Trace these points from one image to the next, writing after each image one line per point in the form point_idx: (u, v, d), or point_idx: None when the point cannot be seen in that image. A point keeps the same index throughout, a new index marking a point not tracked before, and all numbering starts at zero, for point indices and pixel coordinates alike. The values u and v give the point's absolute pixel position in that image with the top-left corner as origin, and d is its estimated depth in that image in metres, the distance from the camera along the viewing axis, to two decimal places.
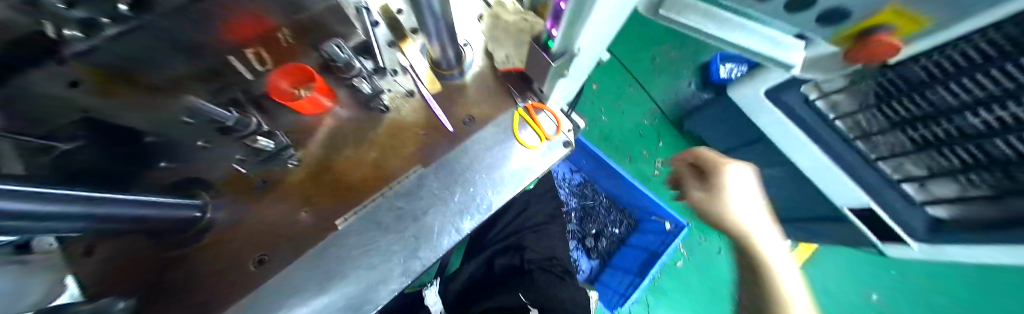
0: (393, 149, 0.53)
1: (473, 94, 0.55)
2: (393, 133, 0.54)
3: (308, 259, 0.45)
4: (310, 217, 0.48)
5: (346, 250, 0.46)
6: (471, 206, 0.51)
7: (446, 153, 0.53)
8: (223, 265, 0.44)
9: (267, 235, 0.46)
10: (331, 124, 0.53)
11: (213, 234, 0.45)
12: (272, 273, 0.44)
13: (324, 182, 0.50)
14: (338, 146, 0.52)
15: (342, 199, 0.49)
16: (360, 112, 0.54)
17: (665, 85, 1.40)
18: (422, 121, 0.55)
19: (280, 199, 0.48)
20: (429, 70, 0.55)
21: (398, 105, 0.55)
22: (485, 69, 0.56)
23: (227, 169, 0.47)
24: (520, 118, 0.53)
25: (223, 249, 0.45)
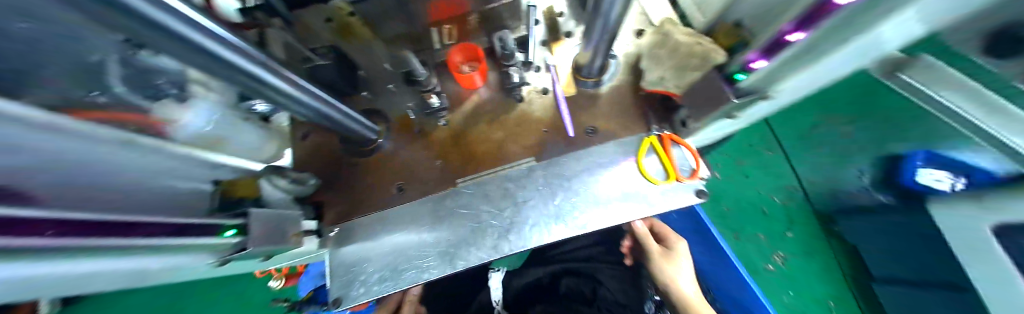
0: (517, 135, 0.58)
1: (604, 107, 0.56)
2: (520, 123, 0.59)
3: (430, 200, 0.55)
4: (438, 172, 0.58)
5: (456, 205, 0.54)
6: (571, 212, 0.50)
7: (559, 155, 0.55)
8: (375, 182, 0.57)
9: (406, 172, 0.58)
10: (476, 99, 0.62)
11: (376, 156, 0.59)
12: (405, 201, 0.55)
13: (457, 145, 0.59)
14: (475, 118, 0.60)
15: (465, 164, 0.58)
16: (500, 94, 0.61)
17: (824, 163, 1.13)
18: (548, 119, 0.58)
19: (423, 148, 0.59)
20: (569, 75, 0.58)
21: (532, 98, 0.60)
22: (623, 84, 0.56)
23: (400, 112, 0.62)
24: (650, 145, 0.50)
25: (379, 170, 0.58)
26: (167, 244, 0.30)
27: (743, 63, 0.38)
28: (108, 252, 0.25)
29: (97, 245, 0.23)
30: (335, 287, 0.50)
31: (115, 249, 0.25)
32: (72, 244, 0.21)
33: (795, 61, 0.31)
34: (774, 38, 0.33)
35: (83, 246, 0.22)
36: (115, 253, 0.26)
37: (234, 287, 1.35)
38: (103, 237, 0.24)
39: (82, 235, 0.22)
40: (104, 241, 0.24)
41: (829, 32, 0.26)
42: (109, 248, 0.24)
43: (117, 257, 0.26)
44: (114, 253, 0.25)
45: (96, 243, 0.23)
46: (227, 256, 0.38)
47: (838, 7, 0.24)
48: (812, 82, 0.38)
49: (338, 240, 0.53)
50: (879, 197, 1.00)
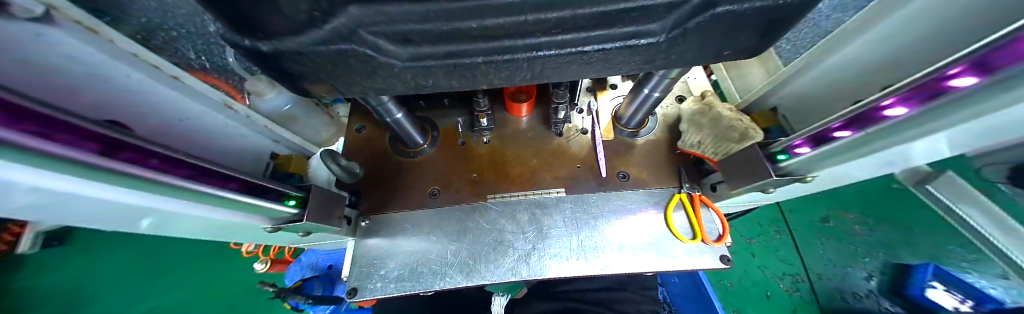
0: (551, 166, 0.61)
1: (638, 157, 0.60)
2: (557, 155, 0.62)
3: (460, 210, 0.57)
4: (471, 184, 0.60)
5: (482, 220, 0.56)
6: (593, 250, 0.51)
7: (589, 192, 0.57)
8: (413, 182, 0.61)
9: (442, 179, 0.61)
10: (521, 126, 0.67)
11: (418, 158, 0.63)
12: (436, 206, 0.58)
13: (494, 163, 0.63)
14: (514, 142, 0.65)
15: (498, 182, 0.60)
16: (543, 127, 0.66)
17: (831, 262, 1.12)
18: (583, 156, 0.62)
19: (463, 160, 0.63)
20: (609, 122, 0.63)
21: (570, 135, 0.64)
22: (660, 140, 0.61)
23: (449, 124, 0.67)
24: (680, 201, 0.54)
25: (418, 171, 0.62)
26: (225, 197, 0.32)
27: (784, 144, 0.41)
28: (168, 188, 0.26)
29: (158, 181, 0.25)
30: (352, 278, 0.52)
31: (171, 187, 0.27)
32: (129, 172, 0.23)
33: (841, 155, 0.34)
34: (817, 131, 0.36)
35: (142, 178, 0.24)
36: (173, 192, 0.27)
37: (224, 265, 1.34)
38: (175, 175, 0.27)
39: (157, 168, 0.25)
40: (169, 180, 0.26)
41: (884, 134, 0.29)
42: (166, 183, 0.26)
43: (168, 194, 0.27)
44: (172, 191, 0.27)
45: (162, 179, 0.25)
46: (280, 224, 0.41)
47: (890, 117, 0.28)
48: (841, 177, 0.42)
49: (368, 229, 0.56)
50: (884, 303, 1.01)
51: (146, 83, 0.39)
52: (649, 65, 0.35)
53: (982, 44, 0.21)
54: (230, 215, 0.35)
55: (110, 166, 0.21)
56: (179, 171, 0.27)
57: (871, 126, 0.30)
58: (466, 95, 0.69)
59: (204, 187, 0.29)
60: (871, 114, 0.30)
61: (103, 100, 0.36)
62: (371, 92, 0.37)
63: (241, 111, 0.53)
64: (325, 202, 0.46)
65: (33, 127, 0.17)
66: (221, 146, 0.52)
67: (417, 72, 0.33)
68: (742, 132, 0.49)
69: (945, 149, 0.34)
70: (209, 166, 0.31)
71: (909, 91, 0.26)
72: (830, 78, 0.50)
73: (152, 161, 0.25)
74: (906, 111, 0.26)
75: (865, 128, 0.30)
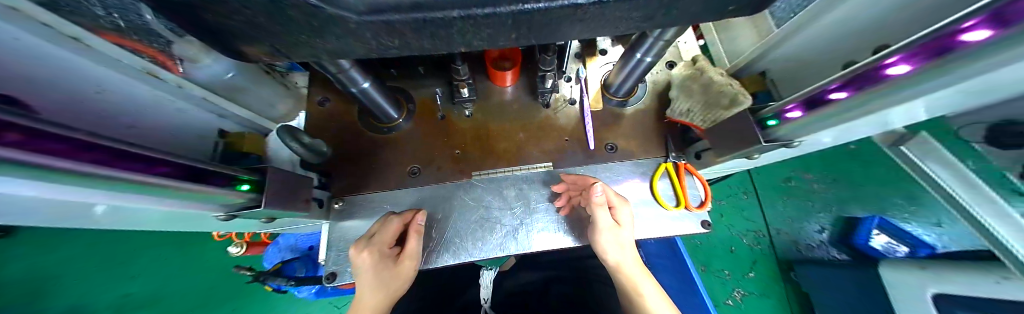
0: (538, 139, 0.59)
1: (626, 127, 0.58)
2: (543, 127, 0.59)
3: (443, 188, 0.54)
4: (455, 160, 0.57)
5: (468, 197, 0.54)
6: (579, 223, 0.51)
7: (576, 165, 0.56)
8: (390, 160, 0.57)
9: (423, 156, 0.57)
10: (505, 97, 0.62)
11: (395, 134, 0.58)
12: (418, 184, 0.55)
13: (478, 138, 0.59)
14: (498, 115, 0.61)
15: (482, 158, 0.57)
16: (528, 97, 0.62)
17: (788, 219, 1.24)
18: (570, 128, 0.59)
19: (444, 136, 0.59)
20: (598, 90, 0.60)
21: (558, 106, 0.61)
22: (649, 109, 0.59)
23: (426, 95, 0.61)
24: (665, 170, 0.54)
25: (395, 148, 0.58)
26: (157, 184, 0.27)
27: (775, 110, 0.40)
28: (77, 179, 0.21)
29: (87, 172, 0.21)
30: (330, 263, 0.50)
31: (83, 178, 0.21)
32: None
33: (834, 118, 0.33)
34: (813, 93, 0.35)
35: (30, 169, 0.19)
36: (80, 183, 0.22)
37: (194, 250, 1.27)
38: (84, 163, 0.21)
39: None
40: (97, 170, 0.21)
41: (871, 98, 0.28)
42: (91, 175, 0.21)
43: (75, 185, 0.22)
44: (81, 183, 0.22)
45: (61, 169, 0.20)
46: (236, 211, 0.37)
47: (890, 76, 0.26)
48: (821, 141, 0.42)
49: (344, 211, 0.52)
50: (832, 252, 1.17)
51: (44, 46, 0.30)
52: (649, 23, 0.31)
53: None
54: (167, 203, 0.30)
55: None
56: (109, 154, 0.23)
57: (868, 87, 0.28)
58: (444, 63, 0.62)
59: (134, 175, 0.24)
60: (874, 73, 0.28)
61: (27, 73, 0.30)
62: (325, 55, 0.31)
63: (167, 78, 0.44)
64: (288, 185, 0.41)
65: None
66: (160, 123, 0.46)
67: (379, 30, 0.27)
68: (732, 98, 0.47)
69: (919, 114, 0.34)
70: (133, 148, 0.25)
71: (918, 46, 0.24)
72: (820, 41, 0.49)
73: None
74: (909, 68, 0.25)
75: (863, 88, 0.29)
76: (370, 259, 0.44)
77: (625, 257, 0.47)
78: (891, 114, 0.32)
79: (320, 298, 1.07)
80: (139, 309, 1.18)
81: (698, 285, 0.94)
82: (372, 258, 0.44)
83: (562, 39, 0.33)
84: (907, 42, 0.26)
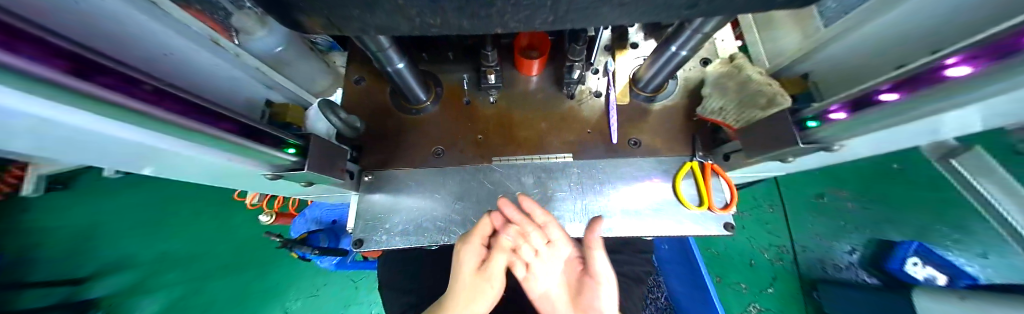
0: (561, 130, 0.59)
1: (652, 123, 0.57)
2: (567, 118, 0.59)
3: (465, 170, 0.56)
4: (478, 145, 0.58)
5: (488, 180, 0.55)
6: (597, 215, 0.51)
7: (597, 158, 0.56)
8: (415, 140, 0.59)
9: (447, 138, 0.59)
10: (530, 85, 0.62)
11: (421, 116, 0.60)
12: (441, 165, 0.57)
13: (501, 124, 0.60)
14: (522, 103, 0.61)
15: (504, 144, 0.58)
16: (554, 87, 0.62)
17: (816, 236, 1.17)
18: (594, 121, 0.59)
19: (468, 120, 0.60)
20: (626, 84, 0.59)
21: (583, 98, 0.61)
22: (678, 106, 0.57)
23: (453, 80, 0.63)
24: (691, 170, 0.52)
25: (421, 129, 0.60)
26: (221, 137, 0.30)
27: (817, 110, 0.38)
28: (164, 124, 0.24)
29: (141, 113, 0.22)
30: (358, 231, 0.53)
31: (161, 122, 0.24)
32: (115, 102, 0.20)
33: (885, 121, 0.31)
34: (860, 95, 0.33)
35: (131, 111, 0.22)
36: (166, 130, 0.25)
37: (231, 215, 1.38)
38: (167, 111, 0.24)
39: (142, 99, 0.22)
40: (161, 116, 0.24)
41: (930, 101, 0.26)
42: (158, 119, 0.24)
43: (161, 131, 0.26)
44: (166, 127, 0.25)
45: (151, 114, 0.23)
46: (282, 172, 0.40)
47: (949, 77, 0.25)
48: (867, 148, 0.40)
49: (371, 185, 0.55)
50: (861, 275, 1.09)
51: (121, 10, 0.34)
52: (692, 10, 0.30)
53: None
54: (229, 157, 0.33)
55: (94, 92, 0.19)
56: (173, 103, 0.25)
57: (923, 88, 0.27)
58: (472, 50, 0.63)
59: (198, 127, 0.27)
60: (931, 75, 0.26)
61: (106, 34, 0.34)
62: (371, 30, 0.33)
63: (228, 48, 0.49)
64: (327, 153, 0.44)
65: (1, 34, 0.14)
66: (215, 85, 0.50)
67: (423, 7, 0.28)
68: (771, 98, 0.45)
69: (984, 123, 0.32)
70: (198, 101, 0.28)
71: (983, 47, 0.23)
72: (875, 42, 0.45)
73: (135, 89, 0.22)
74: (971, 69, 0.23)
75: (919, 89, 0.27)
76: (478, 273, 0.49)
77: (603, 281, 0.48)
78: (947, 120, 0.30)
79: (341, 269, 1.14)
80: (184, 263, 1.32)
81: (711, 294, 0.92)
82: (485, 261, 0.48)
83: (598, 24, 0.33)
84: (978, 39, 0.24)
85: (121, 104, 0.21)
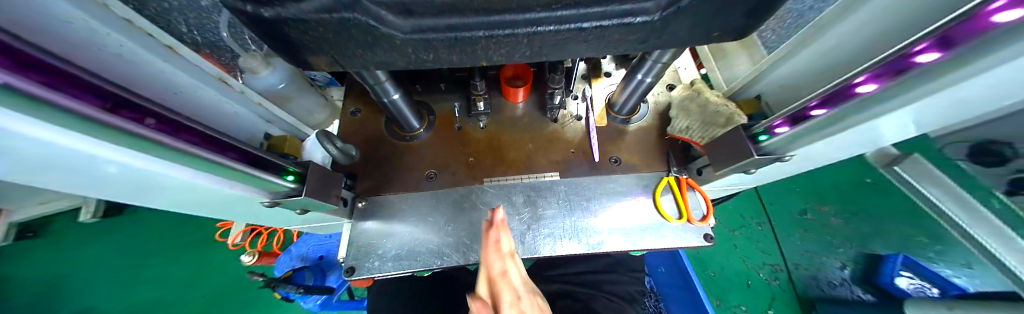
0: (547, 150, 0.63)
1: (630, 143, 0.62)
2: (551, 140, 0.64)
3: (456, 192, 0.57)
4: (469, 167, 0.61)
5: (479, 201, 0.56)
6: (586, 231, 0.53)
7: (582, 176, 0.59)
8: (408, 164, 0.61)
9: (439, 162, 0.62)
10: (517, 111, 0.68)
11: (415, 142, 0.64)
12: (433, 187, 0.58)
13: (492, 147, 0.63)
14: (510, 127, 0.66)
15: (495, 166, 0.61)
16: (539, 113, 0.67)
17: (806, 250, 1.19)
18: (577, 142, 0.63)
19: (460, 145, 0.64)
20: (603, 108, 0.65)
21: (566, 121, 0.66)
22: (651, 126, 0.63)
23: (445, 108, 0.68)
24: (669, 184, 0.56)
25: (414, 155, 0.63)
26: (225, 164, 0.31)
27: (764, 126, 0.43)
28: (174, 152, 0.26)
29: (156, 141, 0.24)
30: (348, 258, 0.52)
31: (173, 151, 0.26)
32: (133, 131, 0.23)
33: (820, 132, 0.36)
34: (796, 111, 0.38)
35: (147, 139, 0.24)
36: (176, 158, 0.27)
37: (208, 256, 1.30)
38: (177, 139, 0.26)
39: (156, 129, 0.25)
40: (174, 144, 0.26)
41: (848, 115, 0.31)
42: (171, 147, 0.26)
43: (171, 160, 0.27)
44: (176, 156, 0.27)
45: (165, 142, 0.25)
46: (279, 199, 0.41)
47: (859, 94, 0.30)
48: (817, 157, 0.45)
49: (364, 210, 0.56)
50: (857, 292, 1.09)
51: (133, 51, 0.38)
52: (645, 45, 0.36)
53: (947, 21, 0.23)
54: (231, 185, 0.35)
55: (116, 123, 0.21)
56: (184, 133, 0.27)
57: (845, 104, 0.32)
58: (463, 81, 0.70)
59: (207, 154, 0.29)
60: (847, 93, 0.32)
61: (128, 75, 0.39)
62: (373, 66, 0.37)
63: (235, 86, 0.54)
64: (322, 180, 0.46)
65: (42, 75, 0.17)
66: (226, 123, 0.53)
67: (419, 45, 0.33)
68: (728, 117, 0.51)
69: (900, 130, 0.37)
70: (208, 131, 0.30)
71: (879, 68, 0.29)
72: (806, 67, 0.53)
73: (150, 121, 0.24)
74: (876, 86, 0.29)
75: (840, 106, 0.33)
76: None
77: None
78: (870, 130, 0.35)
79: (324, 310, 1.06)
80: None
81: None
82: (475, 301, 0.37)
83: (569, 57, 0.38)
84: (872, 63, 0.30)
85: (138, 133, 0.23)
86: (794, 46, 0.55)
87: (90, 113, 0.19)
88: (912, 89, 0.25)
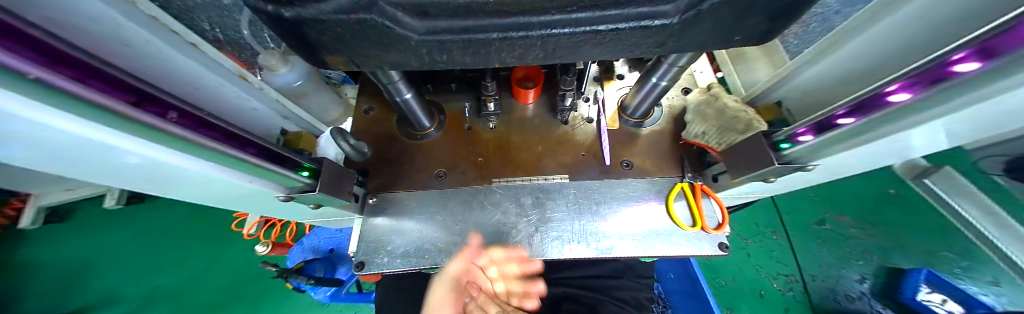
0: (557, 153, 0.62)
1: (642, 147, 0.60)
2: (561, 142, 0.63)
3: (464, 191, 0.57)
4: (477, 167, 0.61)
5: (487, 201, 0.56)
6: (594, 235, 0.52)
7: (591, 179, 0.58)
8: (418, 163, 0.62)
9: (448, 162, 0.62)
10: (527, 112, 0.67)
11: (425, 141, 0.64)
12: (441, 186, 0.59)
13: (501, 148, 0.63)
14: (520, 129, 0.65)
15: (503, 167, 0.61)
16: (549, 114, 0.67)
17: (824, 262, 1.14)
18: (587, 144, 0.62)
19: (469, 144, 0.64)
20: (615, 111, 0.64)
21: (576, 124, 0.65)
22: (664, 131, 0.61)
23: (456, 108, 0.68)
24: (682, 190, 0.54)
25: (423, 154, 0.63)
26: (242, 160, 0.32)
27: (787, 133, 0.41)
28: (195, 147, 0.27)
29: (178, 136, 0.25)
30: (359, 253, 0.53)
31: (195, 145, 0.27)
32: (157, 126, 0.23)
33: (847, 142, 0.34)
34: (822, 118, 0.36)
35: (170, 134, 0.24)
36: (198, 152, 0.28)
37: (226, 245, 1.35)
38: (199, 134, 0.27)
39: (180, 124, 0.26)
40: (197, 139, 0.27)
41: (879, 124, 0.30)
42: (191, 142, 0.26)
43: (193, 155, 0.28)
44: (197, 150, 0.28)
45: (187, 137, 0.26)
46: (293, 194, 0.42)
47: (892, 103, 0.28)
48: (841, 167, 0.43)
49: (374, 207, 0.57)
50: (876, 306, 1.04)
51: (158, 48, 0.40)
52: (661, 48, 0.35)
53: (989, 28, 0.21)
54: (249, 180, 0.36)
55: (140, 118, 0.22)
56: (205, 129, 0.28)
57: (875, 113, 0.30)
58: (474, 81, 0.70)
59: (225, 150, 0.30)
60: (878, 101, 0.30)
61: (153, 71, 0.40)
62: (386, 66, 0.38)
63: (254, 83, 0.55)
64: (335, 176, 0.47)
65: (69, 70, 0.18)
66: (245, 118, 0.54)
67: (432, 47, 0.33)
68: (746, 123, 0.49)
69: (935, 142, 0.35)
70: (228, 127, 0.31)
71: (914, 76, 0.26)
72: (832, 74, 0.51)
73: (173, 116, 0.25)
74: (909, 95, 0.27)
75: (870, 114, 0.31)
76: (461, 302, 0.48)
77: None
78: (902, 141, 0.33)
79: (333, 301, 1.09)
80: (168, 298, 1.25)
81: None
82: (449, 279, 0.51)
83: (582, 59, 0.38)
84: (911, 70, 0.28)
85: (161, 128, 0.24)
86: (817, 51, 0.52)
87: (116, 109, 0.20)
88: (953, 98, 0.24)
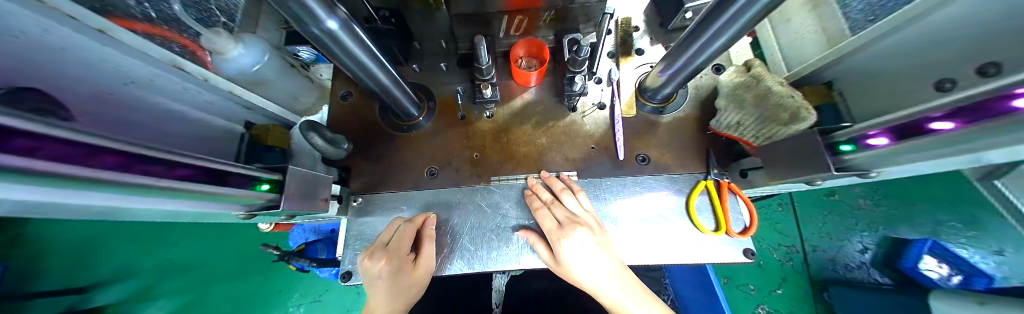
0: (561, 145, 0.55)
1: (662, 137, 0.53)
2: (569, 132, 0.56)
3: (460, 192, 0.52)
4: (474, 164, 0.55)
5: (486, 203, 0.51)
6: None
7: (603, 176, 0.52)
8: (409, 158, 0.56)
9: (442, 157, 0.55)
10: (527, 99, 0.59)
11: (415, 132, 0.57)
12: (435, 187, 0.53)
13: (499, 140, 0.56)
14: (521, 119, 0.57)
15: (502, 162, 0.55)
16: (554, 100, 0.58)
17: (827, 233, 1.13)
18: (598, 136, 0.55)
19: (463, 137, 0.56)
20: (631, 95, 0.56)
21: (585, 111, 0.57)
22: (689, 118, 0.54)
23: (447, 93, 0.59)
24: (704, 188, 0.48)
25: (414, 149, 0.56)
26: (175, 187, 0.26)
27: (850, 134, 0.34)
28: (103, 184, 0.21)
29: (85, 176, 0.19)
30: (347, 262, 0.49)
31: (104, 184, 0.21)
32: (54, 171, 0.17)
33: (929, 150, 0.27)
34: (907, 120, 0.28)
35: (58, 175, 0.17)
36: (108, 188, 0.21)
37: (229, 227, 1.36)
38: (103, 167, 0.20)
39: (93, 161, 0.19)
40: (103, 175, 0.20)
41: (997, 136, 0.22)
42: (101, 181, 0.20)
43: (107, 192, 0.22)
44: (106, 186, 0.21)
45: (88, 175, 0.19)
46: (256, 211, 0.37)
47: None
48: (898, 174, 0.35)
49: (360, 210, 0.52)
50: (874, 275, 1.04)
51: (60, 34, 0.30)
52: None
53: None
54: (194, 205, 0.30)
55: (36, 166, 0.16)
56: (118, 162, 0.21)
57: (986, 121, 0.22)
58: (468, 60, 0.60)
59: (148, 181, 0.23)
60: (996, 104, 0.21)
61: (55, 68, 0.30)
62: None
63: (195, 73, 0.45)
64: (309, 184, 0.41)
65: None
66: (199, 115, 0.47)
67: None
68: (793, 112, 0.38)
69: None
70: (159, 153, 0.25)
71: None
72: (900, 58, 0.41)
73: (82, 154, 0.19)
74: None
75: (978, 121, 0.23)
76: (386, 268, 0.43)
77: None
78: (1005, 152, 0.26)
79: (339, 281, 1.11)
80: (182, 271, 1.29)
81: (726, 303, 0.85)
82: (400, 310, 0.48)
83: None
84: None
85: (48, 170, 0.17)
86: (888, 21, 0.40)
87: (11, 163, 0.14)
88: None
